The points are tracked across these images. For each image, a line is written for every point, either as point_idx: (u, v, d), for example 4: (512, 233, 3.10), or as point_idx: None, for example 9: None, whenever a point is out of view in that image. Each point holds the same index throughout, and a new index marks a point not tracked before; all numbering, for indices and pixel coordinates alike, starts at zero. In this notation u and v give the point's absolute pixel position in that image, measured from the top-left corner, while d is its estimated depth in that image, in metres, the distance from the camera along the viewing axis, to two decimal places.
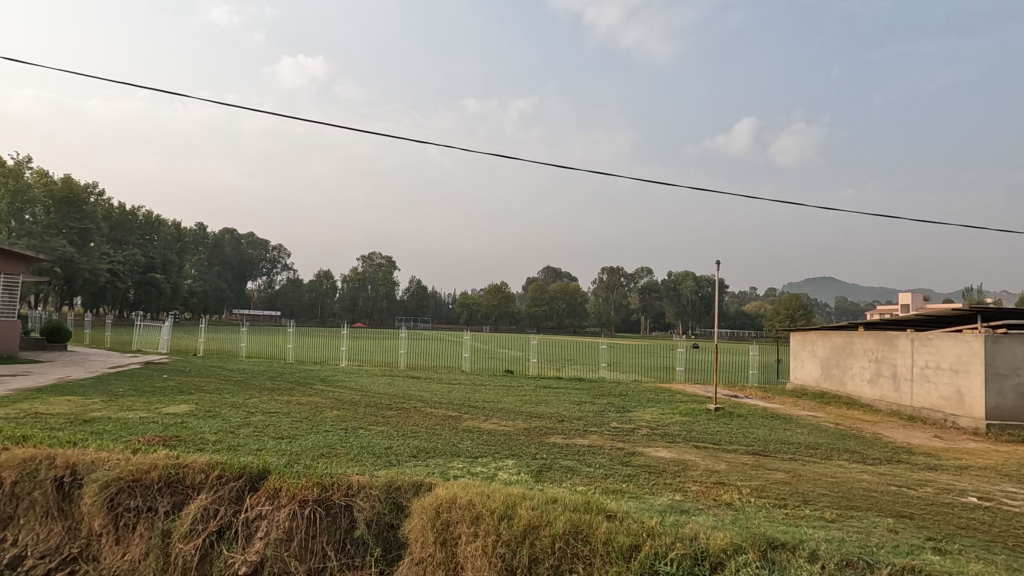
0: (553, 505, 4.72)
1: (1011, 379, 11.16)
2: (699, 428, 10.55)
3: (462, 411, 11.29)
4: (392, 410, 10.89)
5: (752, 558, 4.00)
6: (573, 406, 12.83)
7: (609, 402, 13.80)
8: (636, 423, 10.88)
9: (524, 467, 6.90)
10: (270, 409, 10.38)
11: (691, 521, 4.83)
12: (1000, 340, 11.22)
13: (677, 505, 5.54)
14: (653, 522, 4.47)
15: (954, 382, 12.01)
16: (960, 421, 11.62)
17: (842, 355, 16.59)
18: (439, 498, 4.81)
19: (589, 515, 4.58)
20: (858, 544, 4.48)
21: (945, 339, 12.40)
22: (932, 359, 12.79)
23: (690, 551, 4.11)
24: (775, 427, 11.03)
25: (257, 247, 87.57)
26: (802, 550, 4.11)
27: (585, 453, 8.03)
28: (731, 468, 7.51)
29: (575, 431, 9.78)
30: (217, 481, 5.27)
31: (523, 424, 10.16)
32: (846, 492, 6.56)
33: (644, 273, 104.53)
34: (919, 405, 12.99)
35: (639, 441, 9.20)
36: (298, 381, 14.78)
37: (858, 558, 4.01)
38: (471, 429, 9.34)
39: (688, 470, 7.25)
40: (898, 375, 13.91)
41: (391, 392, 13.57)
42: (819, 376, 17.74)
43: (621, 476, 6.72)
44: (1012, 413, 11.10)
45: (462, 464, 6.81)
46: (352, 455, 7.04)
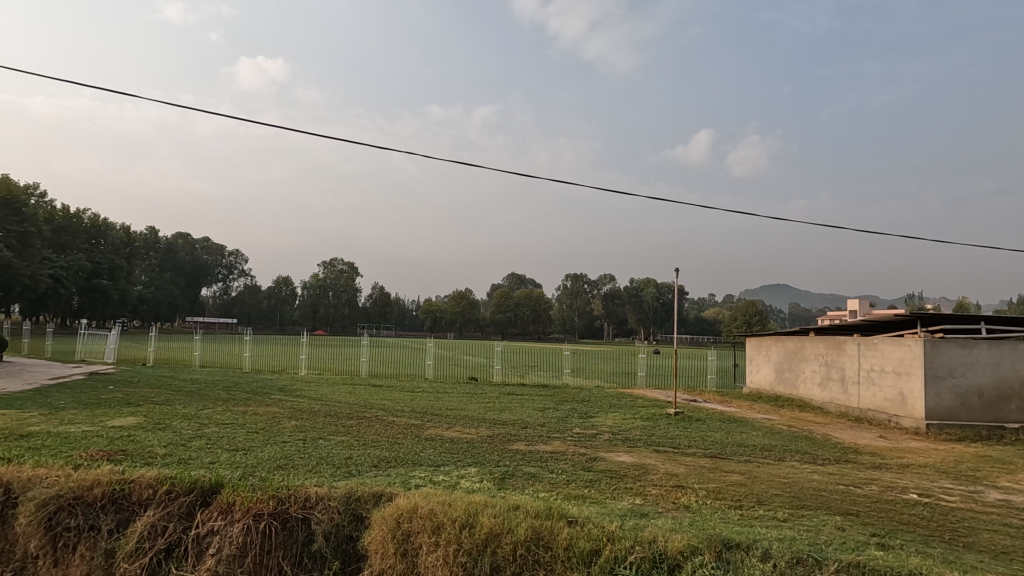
0: (515, 512, 4.73)
1: (948, 381, 11.81)
2: (660, 433, 10.77)
3: (424, 419, 11.21)
4: (352, 420, 10.68)
5: (708, 559, 4.10)
6: (536, 412, 12.90)
7: (572, 407, 13.91)
8: (598, 428, 11.01)
9: (487, 474, 6.88)
10: (225, 420, 10.03)
11: (650, 524, 4.93)
12: (938, 343, 11.87)
13: (637, 509, 5.65)
14: (613, 527, 4.52)
15: (897, 384, 12.63)
16: (903, 421, 12.21)
17: (794, 359, 17.21)
18: (400, 508, 4.75)
19: (551, 520, 4.61)
20: (808, 542, 4.64)
21: (888, 343, 13.05)
22: (876, 362, 13.42)
23: (648, 553, 4.19)
24: (732, 431, 11.34)
25: (213, 253, 84.79)
26: (755, 549, 4.23)
27: (547, 459, 8.07)
28: (689, 471, 7.70)
29: (539, 437, 9.82)
30: (165, 497, 5.05)
31: (487, 432, 10.13)
32: (797, 492, 6.81)
33: (607, 279, 105.89)
34: (865, 407, 13.61)
35: (601, 446, 9.32)
36: (255, 391, 14.35)
37: (807, 555, 4.16)
38: (434, 437, 9.26)
39: (648, 474, 7.38)
40: (846, 378, 14.54)
41: (352, 401, 13.30)
42: (773, 380, 18.35)
43: (583, 481, 6.80)
44: (949, 412, 11.75)
45: (424, 473, 6.74)
46: (310, 466, 6.87)
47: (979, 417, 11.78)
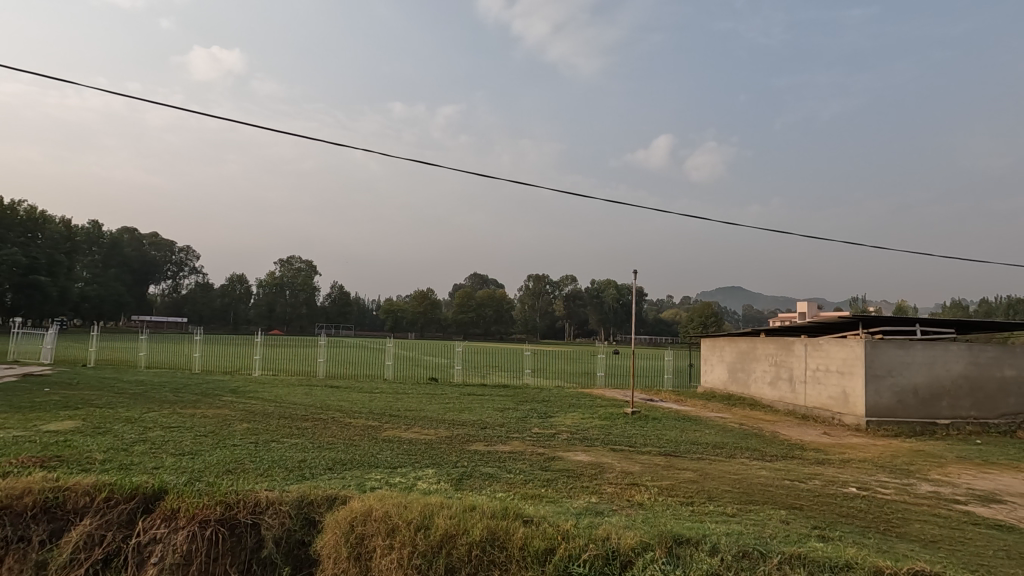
0: (471, 513, 4.72)
1: (888, 380, 12.46)
2: (617, 431, 10.94)
3: (382, 420, 11.04)
4: (307, 422, 10.38)
5: (658, 555, 4.20)
6: (496, 412, 12.93)
7: (532, 408, 13.94)
8: (557, 428, 11.11)
9: (445, 475, 6.84)
10: (171, 423, 9.60)
11: (604, 521, 5.02)
12: (878, 344, 12.51)
13: (592, 507, 5.72)
14: (569, 525, 4.58)
15: (840, 382, 13.24)
16: (845, 418, 12.81)
17: (746, 359, 17.79)
18: (353, 511, 4.69)
19: (507, 520, 4.63)
20: (754, 536, 4.81)
21: (833, 344, 13.64)
22: (822, 362, 14.02)
23: (601, 551, 4.26)
24: (686, 429, 11.65)
25: (162, 249, 81.17)
26: (704, 544, 4.36)
27: (506, 459, 8.08)
28: (644, 468, 7.87)
29: (497, 438, 9.85)
30: (104, 504, 4.83)
31: (446, 432, 10.08)
32: (747, 487, 7.05)
33: (568, 280, 106.89)
34: (811, 405, 14.22)
35: (560, 445, 9.42)
36: (205, 393, 13.77)
37: (753, 548, 4.31)
38: (392, 438, 9.15)
39: (604, 473, 7.50)
40: (794, 377, 15.13)
41: (307, 402, 13.01)
42: (726, 379, 18.93)
43: (541, 481, 6.85)
44: (887, 410, 12.39)
45: (380, 475, 6.64)
46: (262, 470, 6.67)
47: (915, 413, 12.47)
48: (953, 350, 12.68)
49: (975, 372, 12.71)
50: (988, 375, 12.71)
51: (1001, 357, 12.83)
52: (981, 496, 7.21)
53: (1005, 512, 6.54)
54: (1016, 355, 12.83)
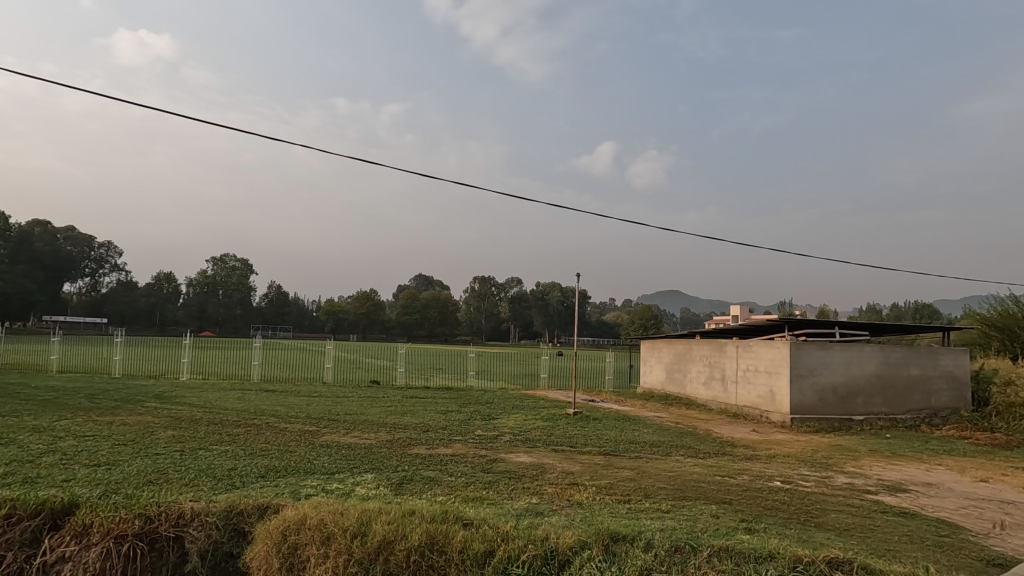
0: (410, 517, 4.66)
1: (810, 379, 13.27)
2: (559, 432, 11.09)
3: (320, 425, 10.68)
4: (239, 428, 9.92)
5: (596, 553, 4.28)
6: (439, 415, 12.79)
7: (475, 410, 13.92)
8: (500, 429, 11.13)
9: (384, 480, 6.71)
10: (85, 432, 8.90)
11: (544, 522, 5.07)
12: (801, 346, 13.32)
13: (532, 508, 5.77)
14: (508, 527, 4.60)
15: (767, 382, 13.99)
16: (772, 416, 13.57)
17: (683, 360, 18.48)
18: (287, 519, 4.53)
19: (446, 524, 4.59)
20: (686, 531, 5.00)
21: (762, 346, 14.40)
22: (752, 363, 14.77)
23: (541, 551, 4.30)
24: (625, 429, 11.95)
25: (79, 244, 75.22)
26: (639, 540, 4.49)
27: (447, 462, 8.02)
28: (584, 468, 8.02)
29: (440, 440, 9.77)
30: (3, 522, 4.45)
31: (387, 436, 9.90)
32: (681, 484, 7.32)
33: (514, 282, 107.53)
34: (742, 403, 14.96)
35: (502, 447, 9.44)
36: (125, 399, 12.88)
37: (685, 543, 4.48)
38: (330, 443, 8.89)
39: (545, 473, 7.58)
40: (726, 378, 15.86)
41: (239, 407, 12.41)
42: (664, 380, 19.59)
43: (482, 483, 6.84)
44: (809, 407, 13.20)
45: (316, 482, 6.43)
46: (187, 480, 6.30)
47: (833, 411, 13.34)
48: (866, 351, 13.65)
49: (886, 371, 13.73)
50: (897, 374, 13.76)
51: (909, 358, 13.91)
52: (889, 485, 7.82)
53: (909, 500, 7.11)
54: (921, 355, 13.95)
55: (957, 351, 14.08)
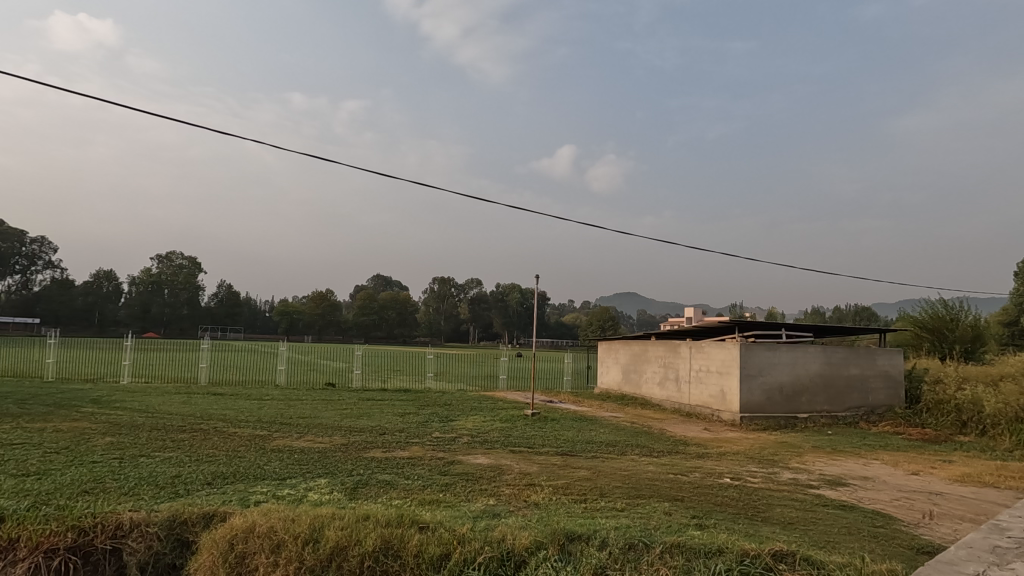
0: (364, 522, 4.57)
1: (758, 379, 13.78)
2: (517, 433, 11.12)
3: (272, 429, 10.36)
4: (184, 434, 9.50)
5: (551, 553, 4.32)
6: (396, 418, 12.60)
7: (433, 412, 13.80)
8: (458, 431, 11.07)
9: (338, 485, 6.56)
10: (13, 441, 8.34)
11: (500, 523, 5.06)
12: (750, 347, 13.82)
13: (489, 510, 5.75)
14: (465, 529, 4.57)
15: (719, 382, 14.45)
16: (723, 415, 14.02)
17: (639, 361, 18.85)
18: (234, 528, 4.39)
19: (401, 528, 4.53)
20: (640, 528, 5.10)
21: (713, 347, 14.85)
22: (704, 363, 15.22)
23: (496, 553, 4.30)
24: (582, 429, 12.09)
25: (8, 238, 70.40)
26: (594, 539, 4.55)
27: (404, 465, 7.92)
28: (541, 469, 8.06)
29: (396, 443, 9.64)
30: None
31: (342, 439, 9.70)
32: (635, 483, 7.46)
33: (474, 283, 107.25)
34: (694, 403, 15.39)
35: (459, 449, 9.40)
36: (59, 404, 12.15)
37: (638, 540, 4.58)
38: (282, 448, 8.63)
39: (502, 474, 7.59)
40: (680, 378, 16.28)
41: (185, 411, 11.89)
42: (620, 380, 19.95)
43: (439, 486, 6.78)
44: (758, 406, 13.70)
45: (267, 488, 6.23)
46: (127, 489, 5.99)
47: (780, 409, 13.90)
48: (810, 352, 14.30)
49: (828, 371, 14.41)
50: (838, 373, 14.46)
51: (849, 358, 14.63)
52: (830, 480, 8.19)
53: (848, 493, 7.49)
54: (861, 355, 14.69)
55: (893, 351, 14.90)
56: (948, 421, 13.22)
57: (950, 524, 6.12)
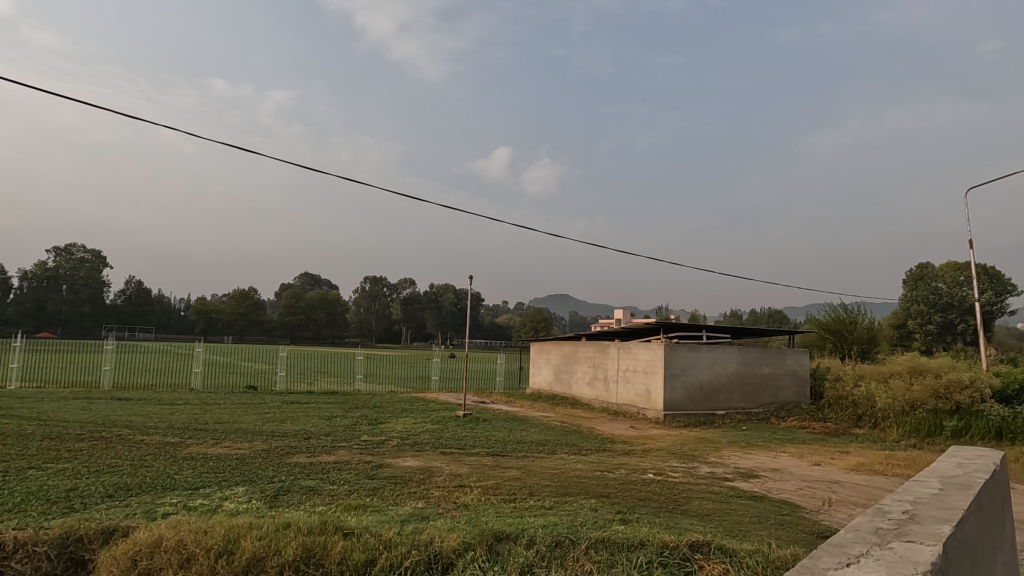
0: (284, 531, 4.40)
1: (681, 378, 14.45)
2: (447, 435, 11.05)
3: (184, 436, 9.68)
4: (82, 442, 8.70)
5: (478, 553, 4.31)
6: (322, 421, 12.15)
7: (362, 414, 13.44)
8: (388, 434, 10.85)
9: (257, 493, 6.24)
10: None
11: (428, 526, 5.01)
12: (674, 347, 14.46)
13: (418, 513, 5.67)
14: (391, 533, 4.50)
15: (644, 381, 15.02)
16: (648, 413, 14.58)
17: (569, 362, 19.24)
18: (137, 543, 4.09)
19: (324, 536, 4.39)
20: (567, 525, 5.20)
21: (640, 347, 15.41)
22: (631, 363, 15.76)
23: (423, 556, 4.23)
24: (513, 429, 12.18)
25: None
26: (521, 539, 4.60)
27: (329, 470, 7.66)
28: (472, 470, 8.04)
29: (322, 448, 9.30)
30: None
31: (262, 445, 9.23)
32: (564, 481, 7.61)
33: (406, 283, 105.53)
34: (622, 402, 15.91)
35: (389, 452, 9.21)
36: None
37: (564, 537, 4.67)
38: (195, 455, 8.11)
39: (432, 477, 7.50)
40: (608, 378, 16.76)
41: (84, 419, 10.88)
42: (552, 381, 20.28)
43: (366, 490, 6.60)
44: (680, 404, 14.35)
45: (177, 499, 5.83)
46: (11, 506, 5.41)
47: (700, 406, 14.62)
48: (727, 352, 15.16)
49: (744, 370, 15.34)
50: (753, 372, 15.43)
51: (762, 358, 15.62)
52: (744, 472, 8.73)
53: (759, 484, 8.01)
54: (772, 355, 15.74)
55: (800, 351, 16.08)
56: (846, 415, 14.45)
57: (846, 509, 6.70)
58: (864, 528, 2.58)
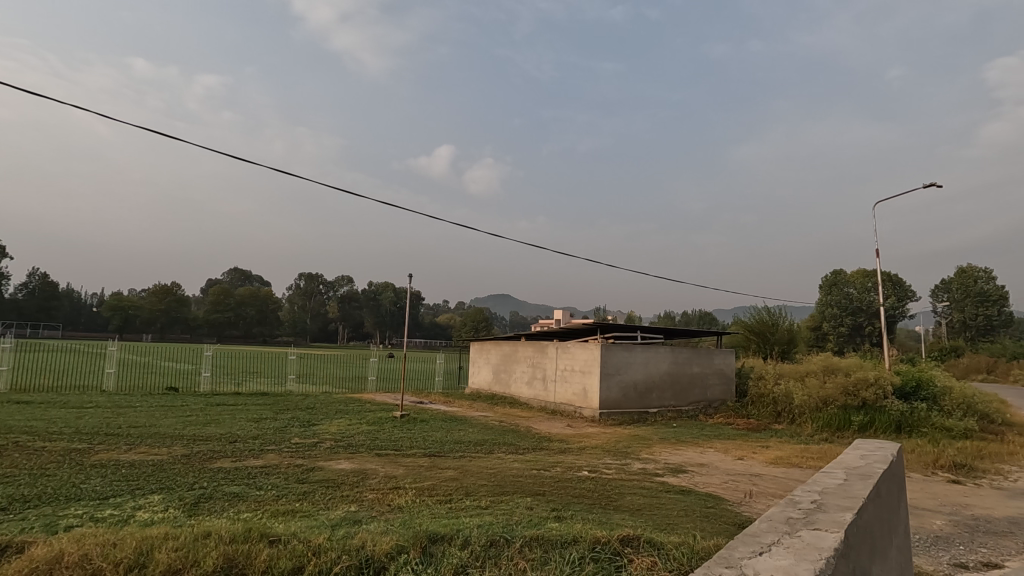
0: (203, 541, 4.17)
1: (616, 378, 14.85)
2: (383, 436, 10.84)
3: (93, 442, 8.94)
4: None
5: (412, 556, 4.23)
6: (249, 424, 11.59)
7: (293, 416, 12.94)
8: (320, 436, 10.51)
9: (174, 501, 5.86)
10: None
11: (360, 530, 4.88)
12: (609, 347, 14.84)
13: (350, 517, 5.52)
14: (320, 539, 4.35)
15: (581, 380, 15.32)
16: (584, 411, 14.88)
17: (508, 362, 19.33)
18: (34, 560, 3.75)
19: (248, 544, 4.19)
20: (502, 525, 5.21)
21: (578, 348, 15.70)
22: (569, 363, 16.03)
23: (355, 561, 4.11)
24: (451, 429, 12.10)
25: None
26: (456, 540, 4.57)
27: (256, 475, 7.31)
28: (407, 471, 7.92)
29: (249, 451, 8.87)
30: None
31: (182, 450, 8.68)
32: (500, 480, 7.63)
33: (343, 281, 102.52)
34: (559, 401, 16.16)
35: (321, 454, 8.91)
36: None
37: (499, 537, 4.68)
38: (105, 463, 7.51)
39: (366, 479, 7.32)
40: (546, 377, 16.97)
41: None
42: (491, 380, 20.30)
43: (295, 495, 6.35)
44: (614, 402, 14.75)
45: (82, 510, 5.38)
46: None
47: (634, 405, 15.09)
48: (659, 351, 15.72)
49: (675, 369, 15.98)
50: (683, 371, 16.10)
51: (692, 357, 16.31)
52: (673, 468, 9.08)
53: (687, 479, 8.36)
54: (701, 355, 16.47)
55: (726, 351, 16.93)
56: (767, 412, 15.34)
57: (764, 500, 7.12)
58: (777, 518, 2.74)
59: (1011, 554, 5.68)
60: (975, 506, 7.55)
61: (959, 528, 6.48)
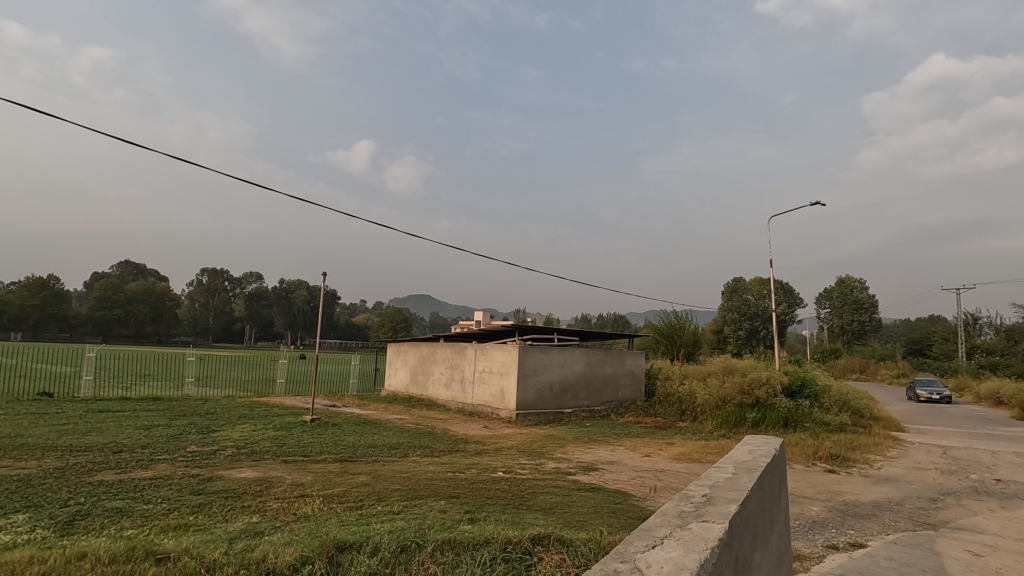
0: (76, 564, 3.78)
1: (533, 379, 15.12)
2: (291, 441, 10.32)
3: None
4: None
5: (318, 566, 4.05)
6: (139, 431, 10.62)
7: (191, 422, 12.02)
8: (221, 443, 9.84)
9: (43, 520, 5.25)
10: None
11: (262, 542, 4.63)
12: (527, 349, 15.07)
13: (251, 528, 5.22)
14: (215, 555, 4.08)
15: (499, 382, 15.45)
16: (501, 412, 15.03)
17: (426, 363, 19.08)
18: None
19: (130, 564, 3.85)
20: (414, 529, 5.15)
21: (496, 349, 15.80)
22: (487, 364, 16.10)
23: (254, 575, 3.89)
24: (366, 433, 11.79)
25: None
26: (365, 547, 4.46)
27: (143, 487, 6.72)
28: (316, 478, 7.61)
29: (136, 462, 8.13)
30: None
31: (54, 463, 7.78)
32: (414, 484, 7.53)
33: (252, 278, 96.83)
34: (477, 402, 16.20)
35: (220, 463, 8.34)
36: None
37: (411, 542, 4.62)
38: None
39: (271, 488, 6.94)
40: (464, 379, 16.94)
41: None
42: (408, 382, 19.96)
43: (188, 508, 5.89)
44: (531, 403, 15.00)
45: None
46: None
47: (549, 405, 15.43)
48: (574, 352, 16.17)
49: (589, 370, 16.52)
50: (597, 372, 16.67)
51: (605, 359, 16.93)
52: (584, 466, 9.38)
53: (597, 476, 8.67)
54: (614, 356, 17.14)
55: (637, 353, 17.73)
56: (672, 410, 16.25)
57: (667, 494, 7.55)
58: (671, 513, 2.92)
59: (872, 535, 6.40)
60: (846, 492, 8.42)
61: (832, 513, 7.22)
